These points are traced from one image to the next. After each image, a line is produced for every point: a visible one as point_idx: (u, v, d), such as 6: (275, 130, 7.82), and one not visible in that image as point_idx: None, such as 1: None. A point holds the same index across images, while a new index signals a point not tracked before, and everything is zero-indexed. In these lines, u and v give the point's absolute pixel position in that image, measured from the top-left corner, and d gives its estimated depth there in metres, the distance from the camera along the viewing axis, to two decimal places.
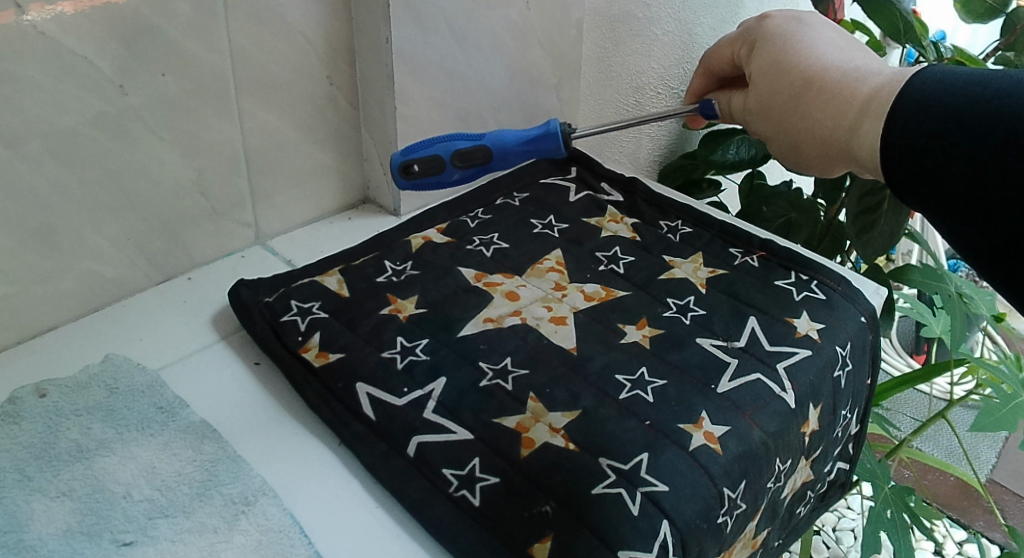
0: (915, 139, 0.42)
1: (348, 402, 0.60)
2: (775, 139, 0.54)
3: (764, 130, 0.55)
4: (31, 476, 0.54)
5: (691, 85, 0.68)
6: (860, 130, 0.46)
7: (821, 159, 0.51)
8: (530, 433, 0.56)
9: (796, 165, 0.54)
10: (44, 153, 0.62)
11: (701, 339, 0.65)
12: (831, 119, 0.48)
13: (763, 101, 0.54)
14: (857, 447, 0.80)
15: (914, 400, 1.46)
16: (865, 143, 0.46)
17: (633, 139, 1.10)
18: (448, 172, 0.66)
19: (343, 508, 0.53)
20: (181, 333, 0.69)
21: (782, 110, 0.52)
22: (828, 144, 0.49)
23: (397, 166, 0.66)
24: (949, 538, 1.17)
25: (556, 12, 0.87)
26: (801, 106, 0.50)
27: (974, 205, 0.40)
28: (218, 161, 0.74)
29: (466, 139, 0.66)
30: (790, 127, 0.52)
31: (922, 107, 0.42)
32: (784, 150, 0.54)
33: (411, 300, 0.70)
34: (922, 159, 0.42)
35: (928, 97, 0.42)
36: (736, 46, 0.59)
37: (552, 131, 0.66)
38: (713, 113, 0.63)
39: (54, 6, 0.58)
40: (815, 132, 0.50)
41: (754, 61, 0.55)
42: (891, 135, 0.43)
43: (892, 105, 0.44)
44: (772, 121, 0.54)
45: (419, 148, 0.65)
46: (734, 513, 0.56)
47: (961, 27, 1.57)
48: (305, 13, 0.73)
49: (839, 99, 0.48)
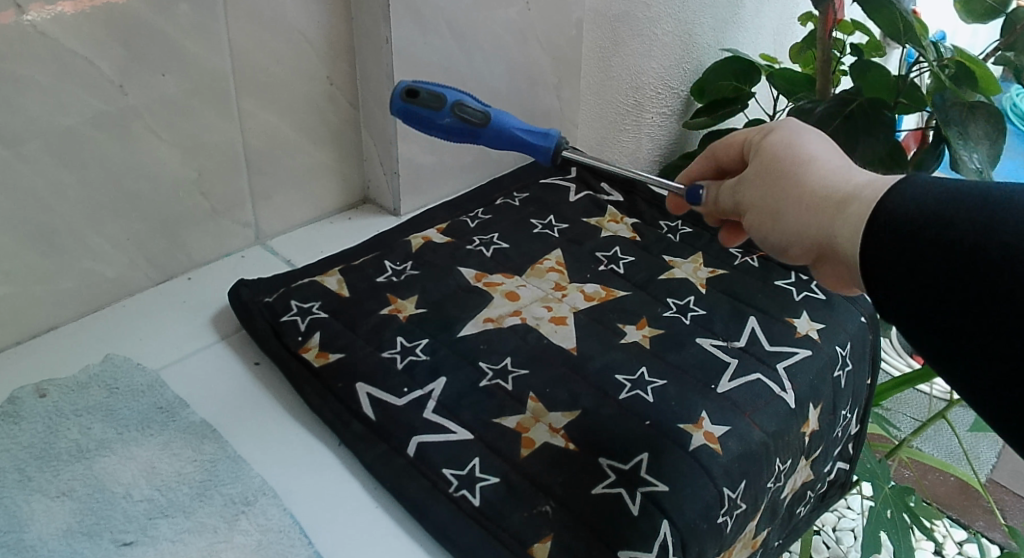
0: (897, 243, 0.36)
1: (348, 402, 0.60)
2: (756, 209, 0.49)
3: (749, 198, 0.50)
4: (31, 476, 0.54)
5: (689, 167, 0.60)
6: (846, 211, 0.41)
7: (797, 235, 0.45)
8: (530, 433, 0.56)
9: (766, 239, 0.49)
10: (44, 153, 0.62)
11: (701, 339, 0.65)
12: (825, 197, 0.43)
13: (757, 171, 0.49)
14: (857, 447, 0.80)
15: (914, 400, 1.46)
16: (847, 225, 0.41)
17: (633, 139, 1.10)
18: (444, 112, 0.62)
19: (343, 509, 0.53)
20: (180, 334, 0.69)
21: (775, 180, 0.47)
22: (811, 219, 0.44)
23: (399, 89, 0.64)
24: (949, 538, 1.17)
25: (556, 13, 0.87)
26: (799, 176, 0.46)
27: (961, 329, 0.34)
28: (217, 162, 0.74)
29: (477, 100, 0.63)
30: (777, 195, 0.47)
31: (904, 209, 0.37)
32: (759, 223, 0.49)
33: (411, 300, 0.70)
34: (900, 266, 0.36)
35: (912, 199, 0.37)
36: (749, 133, 0.53)
37: (550, 139, 0.62)
38: (699, 203, 0.56)
39: (53, 7, 0.58)
40: (804, 201, 0.45)
41: (762, 138, 0.51)
42: (872, 238, 0.38)
43: (878, 200, 0.39)
44: (760, 188, 0.49)
45: (430, 84, 0.63)
46: (735, 513, 0.56)
47: (960, 28, 1.58)
48: (304, 13, 0.73)
49: (834, 183, 0.44)
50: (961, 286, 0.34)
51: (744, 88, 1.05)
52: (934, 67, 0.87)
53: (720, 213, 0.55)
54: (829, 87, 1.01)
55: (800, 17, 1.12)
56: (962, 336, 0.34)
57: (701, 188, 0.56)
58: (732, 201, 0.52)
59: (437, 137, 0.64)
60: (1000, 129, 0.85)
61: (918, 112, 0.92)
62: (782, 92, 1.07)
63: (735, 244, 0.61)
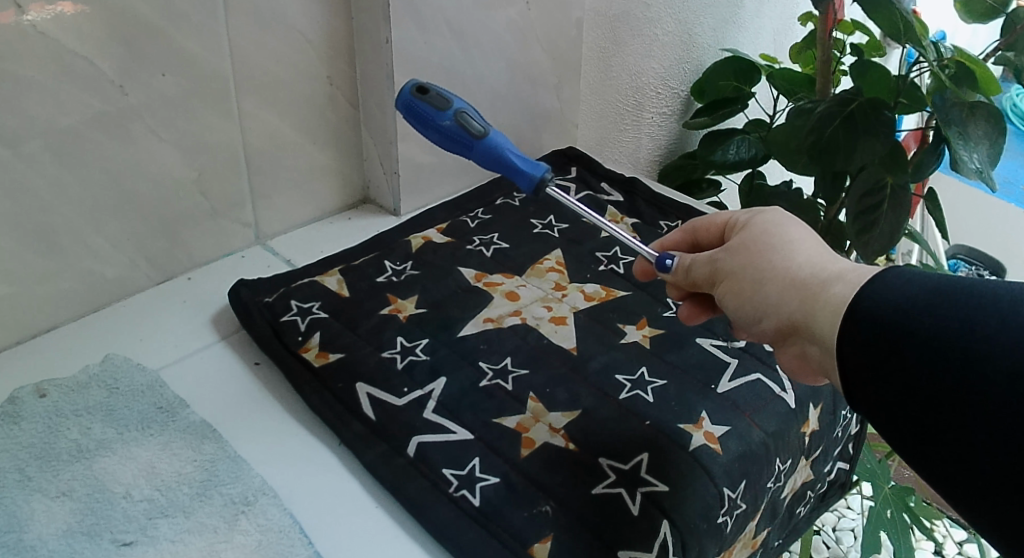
0: (876, 342, 0.36)
1: (347, 401, 0.60)
2: (733, 278, 0.49)
3: (728, 267, 0.49)
4: (31, 476, 0.54)
5: (664, 237, 0.60)
6: (829, 292, 0.41)
7: (775, 307, 0.45)
8: (530, 433, 0.56)
9: (740, 309, 0.48)
10: (44, 153, 0.62)
11: (701, 339, 0.65)
12: (809, 274, 0.43)
13: (739, 241, 0.49)
14: (857, 447, 0.80)
15: None
16: (830, 305, 0.40)
17: (633, 139, 1.09)
18: (446, 112, 0.62)
19: (342, 509, 0.53)
20: (181, 333, 0.69)
21: (757, 250, 0.47)
22: (793, 293, 0.44)
23: (410, 84, 0.64)
24: (949, 539, 1.17)
25: (557, 13, 0.87)
26: (784, 251, 0.46)
27: (940, 436, 0.34)
28: (218, 161, 0.74)
29: (479, 113, 0.63)
30: (759, 265, 0.47)
31: (885, 305, 0.37)
32: (734, 292, 0.49)
33: (411, 300, 0.70)
34: (881, 365, 0.36)
35: (895, 293, 0.37)
36: (733, 215, 0.53)
37: (538, 169, 0.62)
38: (668, 271, 0.55)
39: (54, 6, 0.58)
40: (788, 274, 0.45)
41: (749, 217, 0.51)
42: (853, 332, 0.38)
43: (859, 289, 0.39)
44: (739, 258, 0.48)
45: (442, 89, 0.64)
46: (734, 513, 0.56)
47: (961, 28, 1.58)
48: (304, 12, 0.73)
49: (819, 263, 0.44)
50: (940, 396, 0.33)
51: (745, 88, 1.05)
52: (934, 67, 0.86)
53: (689, 284, 0.54)
54: (829, 87, 1.01)
55: (800, 17, 1.11)
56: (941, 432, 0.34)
57: (673, 258, 0.55)
58: (707, 271, 0.52)
59: (431, 136, 0.64)
60: (1001, 129, 0.85)
61: (918, 111, 0.92)
62: (781, 92, 1.07)
63: (694, 321, 0.59)
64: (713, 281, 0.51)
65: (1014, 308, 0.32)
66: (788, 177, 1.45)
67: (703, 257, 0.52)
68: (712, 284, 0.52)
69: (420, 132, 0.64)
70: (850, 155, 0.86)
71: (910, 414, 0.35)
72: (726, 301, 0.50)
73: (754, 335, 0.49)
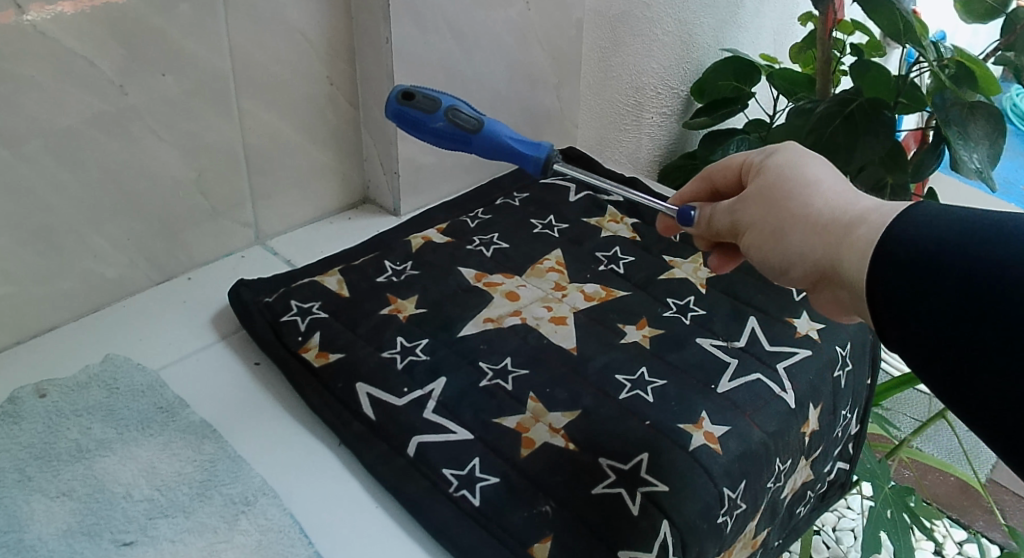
0: (904, 276, 0.36)
1: (348, 402, 0.60)
2: (757, 227, 0.49)
3: (749, 219, 0.50)
4: (31, 476, 0.54)
5: (682, 188, 0.60)
6: (854, 234, 0.41)
7: (801, 255, 0.45)
8: (530, 433, 0.56)
9: (766, 259, 0.49)
10: (44, 153, 0.62)
11: (701, 339, 0.65)
12: (832, 218, 0.43)
13: (759, 188, 0.49)
14: (857, 447, 0.80)
15: (914, 399, 1.46)
16: (855, 247, 0.40)
17: (633, 139, 1.10)
18: (436, 115, 0.62)
19: (343, 509, 0.53)
20: (180, 333, 0.69)
21: (779, 197, 0.47)
22: (818, 238, 0.44)
23: (397, 91, 0.64)
24: (949, 539, 1.17)
25: (556, 13, 0.88)
26: (801, 198, 0.46)
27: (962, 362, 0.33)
28: (218, 161, 0.74)
29: (469, 105, 0.63)
30: (782, 211, 0.47)
31: (912, 238, 0.36)
32: (759, 241, 0.49)
33: (411, 300, 0.70)
34: (905, 299, 0.36)
35: (924, 228, 0.36)
36: (749, 157, 0.53)
37: (540, 149, 0.62)
38: (691, 224, 0.56)
39: (54, 6, 0.58)
40: (811, 220, 0.45)
41: (764, 159, 0.51)
42: (880, 269, 0.37)
43: (889, 224, 0.39)
44: (762, 205, 0.48)
45: (429, 90, 0.64)
46: (734, 513, 0.56)
47: (960, 28, 1.58)
48: (304, 12, 0.73)
49: (842, 205, 0.43)
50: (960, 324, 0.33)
51: (744, 88, 1.05)
52: (934, 67, 0.86)
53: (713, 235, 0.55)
54: (829, 87, 1.01)
55: (800, 17, 1.11)
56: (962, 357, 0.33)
57: (694, 210, 0.56)
58: (730, 221, 0.52)
59: (426, 139, 0.64)
60: (1000, 129, 0.85)
61: (918, 112, 0.93)
62: (782, 91, 1.07)
63: (726, 270, 0.61)
64: (737, 233, 0.52)
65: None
66: None
67: (724, 208, 0.53)
68: (737, 234, 0.52)
69: (416, 137, 0.65)
70: (850, 155, 0.86)
71: (932, 348, 0.35)
72: (752, 251, 0.50)
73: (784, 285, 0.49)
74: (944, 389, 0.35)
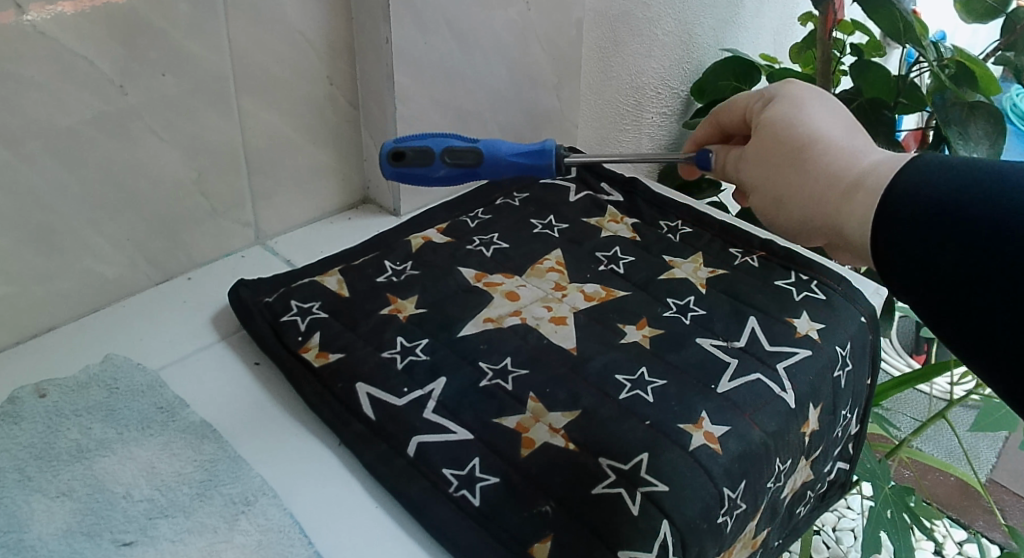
0: (913, 230, 0.39)
1: (348, 401, 0.60)
2: (762, 189, 0.52)
3: (755, 174, 0.53)
4: (31, 476, 0.54)
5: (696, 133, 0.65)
6: (853, 203, 0.44)
7: (804, 221, 0.49)
8: (530, 433, 0.56)
9: (772, 222, 0.52)
10: (44, 153, 0.62)
11: (701, 339, 0.65)
12: (829, 187, 0.46)
13: (762, 149, 0.52)
14: (857, 447, 0.80)
15: (914, 400, 1.46)
16: (856, 216, 0.44)
17: (633, 139, 1.10)
18: (435, 165, 0.64)
19: (343, 508, 0.53)
20: (180, 333, 0.69)
21: (781, 162, 0.50)
22: (818, 208, 0.47)
23: (388, 153, 0.65)
24: (949, 538, 1.17)
25: (556, 13, 0.87)
26: (805, 151, 0.49)
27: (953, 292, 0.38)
28: (218, 161, 0.74)
29: (459, 138, 0.64)
30: (784, 177, 0.50)
31: (917, 188, 0.40)
32: (765, 203, 0.52)
33: (411, 300, 0.70)
34: (915, 251, 0.39)
35: (930, 183, 0.40)
36: (751, 100, 0.57)
37: (546, 153, 0.63)
38: (708, 167, 0.60)
39: (53, 6, 0.58)
40: (816, 172, 0.48)
41: (765, 110, 0.54)
42: (890, 221, 0.41)
43: (889, 182, 0.42)
44: (766, 169, 0.52)
45: (415, 140, 0.65)
46: (735, 513, 0.56)
47: (961, 28, 1.58)
48: (305, 12, 0.73)
49: (845, 161, 0.46)
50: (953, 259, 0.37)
51: (744, 88, 1.05)
52: (934, 67, 0.87)
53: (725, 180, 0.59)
54: (829, 87, 1.01)
55: (801, 17, 1.11)
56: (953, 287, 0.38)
57: (710, 153, 0.60)
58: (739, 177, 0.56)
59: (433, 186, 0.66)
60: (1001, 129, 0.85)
61: (918, 111, 0.93)
62: None
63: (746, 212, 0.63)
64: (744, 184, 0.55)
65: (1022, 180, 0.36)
66: None
67: (734, 160, 0.56)
68: (746, 192, 0.55)
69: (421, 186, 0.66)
70: None
71: (939, 292, 0.38)
72: (759, 213, 0.54)
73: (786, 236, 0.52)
74: (944, 328, 0.39)
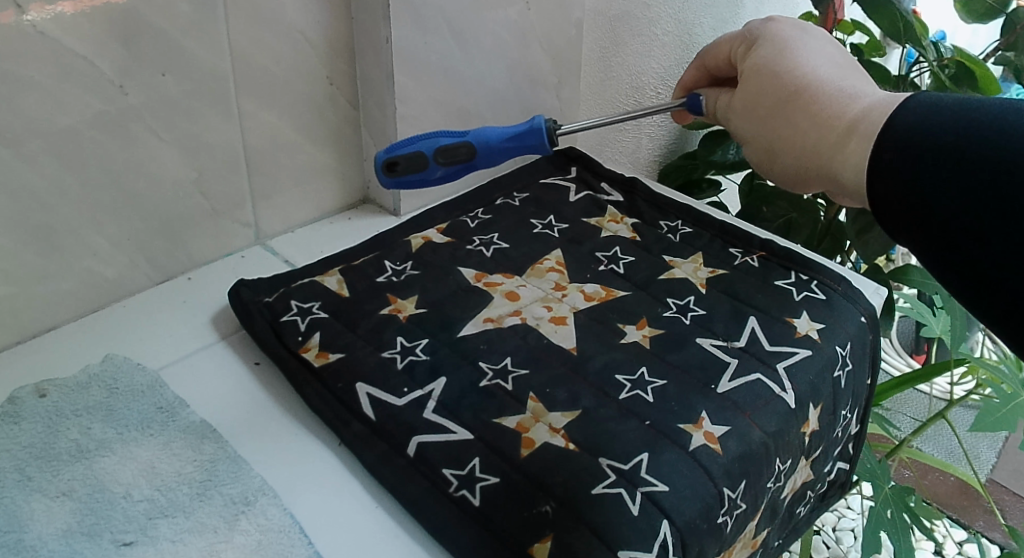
0: (903, 169, 0.41)
1: (348, 401, 0.60)
2: (755, 141, 0.54)
3: (749, 121, 0.54)
4: (31, 476, 0.54)
5: (682, 77, 0.66)
6: (846, 148, 0.45)
7: (797, 172, 0.50)
8: (530, 433, 0.56)
9: (768, 174, 0.54)
10: (44, 154, 0.62)
11: (701, 339, 0.65)
12: (817, 134, 0.47)
13: (750, 100, 0.54)
14: (857, 447, 0.80)
15: (914, 400, 1.46)
16: (850, 162, 0.45)
17: (633, 139, 1.10)
18: (432, 169, 0.64)
19: (343, 508, 0.53)
20: (181, 333, 0.69)
21: (769, 113, 0.52)
22: (808, 157, 0.49)
23: (380, 163, 0.64)
24: (949, 539, 1.17)
25: (557, 13, 0.87)
26: (796, 92, 0.50)
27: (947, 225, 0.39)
28: (218, 161, 0.74)
29: (450, 136, 0.64)
30: (773, 129, 0.51)
31: (910, 128, 0.41)
32: (758, 155, 0.54)
33: (411, 300, 0.70)
34: (907, 187, 0.41)
35: (920, 122, 0.41)
36: (734, 44, 0.59)
37: (537, 130, 0.64)
38: (700, 110, 0.63)
39: (53, 6, 0.58)
40: (807, 112, 0.48)
41: (752, 53, 0.55)
42: (879, 163, 0.42)
43: (884, 123, 0.43)
44: (756, 121, 0.53)
45: (404, 145, 0.64)
46: (735, 513, 0.56)
47: (961, 28, 1.58)
48: (304, 12, 0.73)
49: (837, 101, 0.47)
50: (947, 189, 0.39)
51: None
52: (933, 67, 0.87)
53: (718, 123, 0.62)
54: None
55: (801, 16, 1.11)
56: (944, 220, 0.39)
57: (701, 96, 0.62)
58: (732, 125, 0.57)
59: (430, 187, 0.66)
60: None
61: None
62: None
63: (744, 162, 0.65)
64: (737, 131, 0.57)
65: (1008, 115, 0.38)
66: None
67: (727, 108, 0.59)
68: (739, 142, 0.57)
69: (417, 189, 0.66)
70: None
71: (932, 229, 0.40)
72: (754, 165, 0.55)
73: (783, 185, 0.54)
74: (936, 261, 0.40)
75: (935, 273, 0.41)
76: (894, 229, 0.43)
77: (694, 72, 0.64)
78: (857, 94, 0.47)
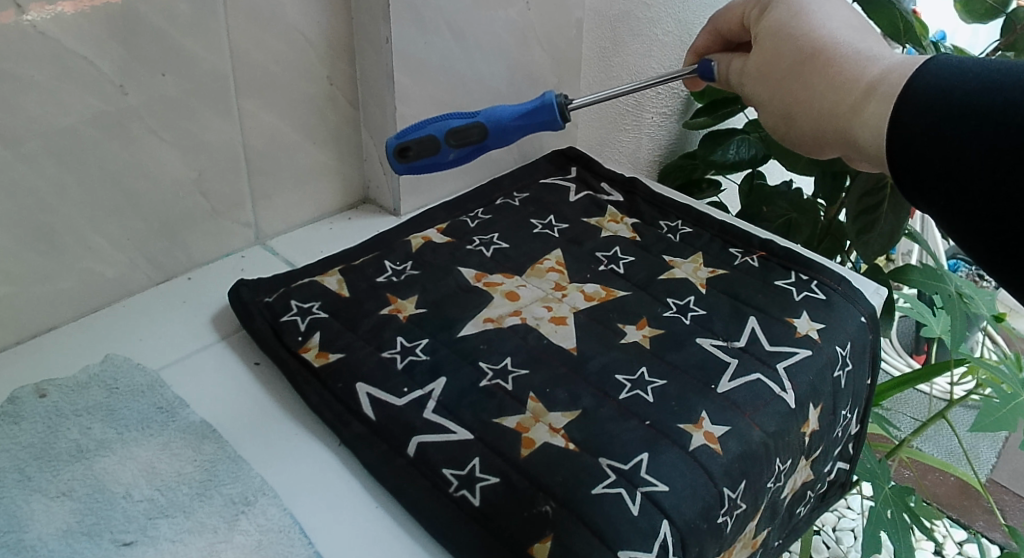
0: (921, 136, 0.41)
1: (347, 401, 0.60)
2: (770, 104, 0.54)
3: (765, 87, 0.54)
4: (31, 476, 0.54)
5: (695, 43, 0.67)
6: (864, 111, 0.45)
7: (814, 138, 0.51)
8: (530, 433, 0.55)
9: (783, 138, 0.54)
10: (43, 154, 0.62)
11: (701, 339, 0.65)
12: (835, 97, 0.47)
13: (765, 63, 0.54)
14: (857, 447, 0.80)
15: (914, 400, 1.46)
16: (868, 125, 0.45)
17: (633, 139, 1.09)
18: (444, 152, 0.64)
19: (343, 507, 0.53)
20: (181, 333, 0.69)
21: (785, 76, 0.52)
22: (826, 121, 0.49)
23: (391, 150, 0.64)
24: (949, 539, 1.17)
25: (556, 13, 0.87)
26: (815, 55, 0.49)
27: (970, 193, 0.39)
28: (218, 160, 0.74)
29: (460, 117, 0.64)
30: (788, 92, 0.51)
31: (927, 97, 0.41)
32: (774, 120, 0.54)
33: (411, 300, 0.70)
34: (925, 157, 0.41)
35: (938, 89, 0.41)
36: (749, 8, 0.59)
37: (547, 104, 0.64)
38: (711, 76, 0.62)
39: (53, 6, 0.58)
40: (825, 75, 0.48)
41: (767, 16, 0.55)
42: (897, 131, 0.43)
43: (902, 88, 0.43)
44: (770, 85, 0.53)
45: (414, 130, 0.63)
46: (735, 513, 0.56)
47: (960, 28, 1.58)
48: (304, 12, 0.73)
49: (857, 67, 0.47)
50: (960, 157, 0.39)
51: None
52: None
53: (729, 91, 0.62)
54: None
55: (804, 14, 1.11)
56: (966, 190, 0.39)
57: (712, 61, 0.62)
58: (748, 92, 0.57)
59: (442, 169, 0.66)
60: None
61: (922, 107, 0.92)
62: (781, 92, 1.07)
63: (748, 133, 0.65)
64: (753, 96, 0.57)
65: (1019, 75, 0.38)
66: (788, 177, 1.39)
67: (737, 69, 0.59)
68: (754, 107, 0.57)
69: (427, 173, 0.66)
70: None
71: (955, 198, 0.40)
72: (769, 129, 0.56)
73: (799, 150, 0.54)
74: (959, 230, 0.41)
75: (959, 241, 0.41)
76: (917, 198, 0.43)
77: (707, 38, 0.65)
78: (875, 57, 0.47)
